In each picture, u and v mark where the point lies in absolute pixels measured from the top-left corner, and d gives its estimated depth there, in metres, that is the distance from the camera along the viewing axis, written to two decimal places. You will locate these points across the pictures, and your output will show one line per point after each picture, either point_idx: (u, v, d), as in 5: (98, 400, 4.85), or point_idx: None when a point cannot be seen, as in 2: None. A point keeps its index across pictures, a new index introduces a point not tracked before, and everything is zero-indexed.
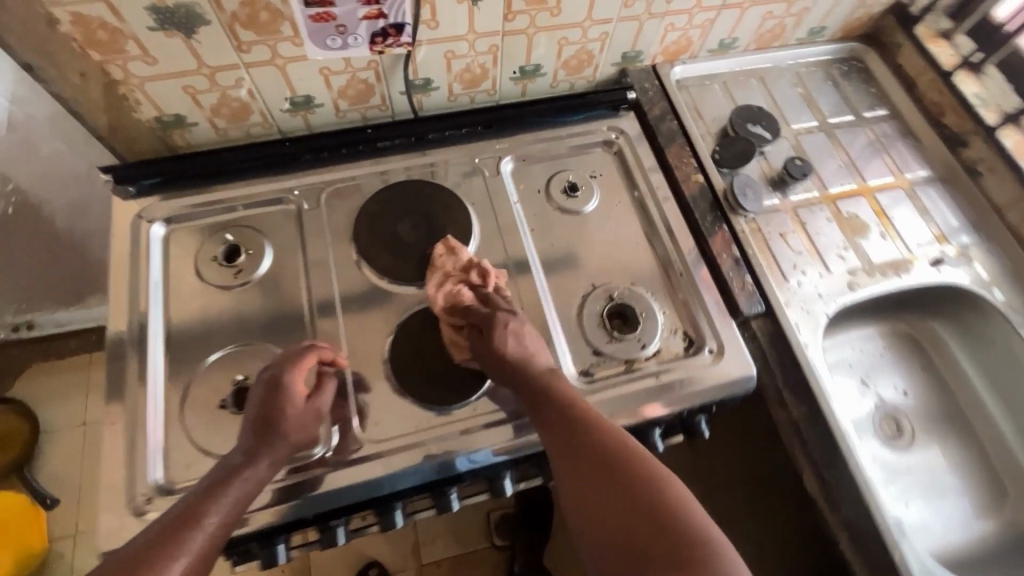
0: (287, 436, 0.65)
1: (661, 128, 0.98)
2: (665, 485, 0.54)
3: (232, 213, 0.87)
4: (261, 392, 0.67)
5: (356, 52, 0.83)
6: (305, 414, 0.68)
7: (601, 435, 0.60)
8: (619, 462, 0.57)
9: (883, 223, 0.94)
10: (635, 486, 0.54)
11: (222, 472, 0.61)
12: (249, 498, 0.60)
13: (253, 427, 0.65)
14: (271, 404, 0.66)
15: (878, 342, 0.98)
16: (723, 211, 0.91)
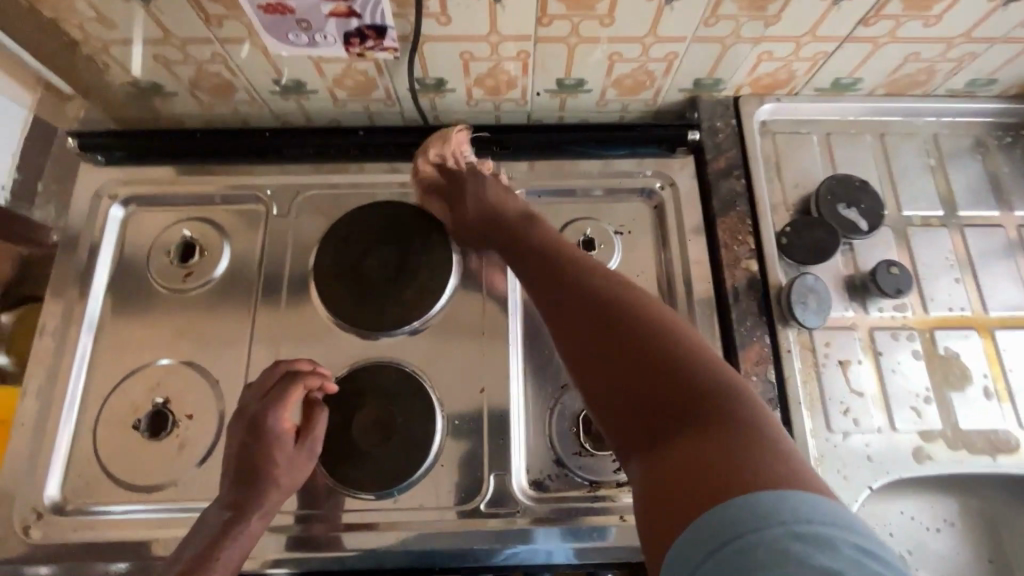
0: (276, 486, 0.61)
1: (720, 187, 0.76)
2: (712, 361, 0.47)
3: (196, 205, 0.79)
4: (243, 439, 0.62)
5: (327, 52, 0.70)
6: (296, 457, 0.63)
7: (621, 290, 0.56)
8: (639, 310, 0.53)
9: (995, 375, 0.70)
10: (662, 339, 0.49)
11: (204, 540, 0.58)
12: (249, 550, 0.59)
13: (237, 485, 0.61)
14: (256, 450, 0.61)
15: (937, 513, 0.76)
16: (769, 317, 0.70)
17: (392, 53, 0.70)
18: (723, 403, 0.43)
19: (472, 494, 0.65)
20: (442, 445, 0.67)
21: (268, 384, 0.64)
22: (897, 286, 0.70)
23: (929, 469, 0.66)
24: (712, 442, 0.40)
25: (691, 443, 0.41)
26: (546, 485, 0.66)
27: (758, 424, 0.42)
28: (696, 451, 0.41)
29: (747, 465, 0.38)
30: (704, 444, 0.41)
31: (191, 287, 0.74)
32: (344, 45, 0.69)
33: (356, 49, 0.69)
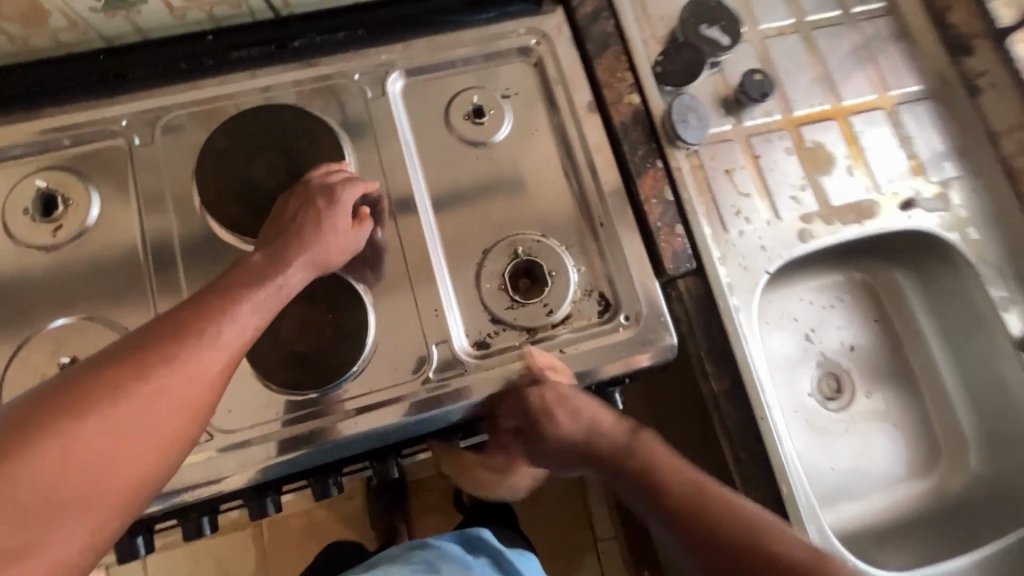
0: (323, 256, 0.63)
1: (591, 30, 0.77)
2: (720, 500, 0.59)
3: (44, 153, 0.71)
4: (288, 208, 0.64)
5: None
6: (319, 240, 0.62)
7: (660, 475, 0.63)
8: (713, 504, 0.59)
9: (854, 155, 0.78)
10: (728, 530, 0.57)
11: (241, 267, 0.58)
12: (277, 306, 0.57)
13: (271, 236, 0.62)
14: (315, 211, 0.64)
15: (829, 291, 0.87)
16: (658, 144, 0.74)
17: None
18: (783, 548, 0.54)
19: (419, 366, 0.67)
20: (379, 331, 0.68)
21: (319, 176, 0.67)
22: (762, 90, 0.76)
23: (813, 245, 0.75)
24: None
25: (697, 533, 0.58)
26: (487, 343, 0.69)
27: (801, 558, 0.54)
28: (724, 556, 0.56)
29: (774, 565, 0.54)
30: None
31: (67, 240, 0.68)
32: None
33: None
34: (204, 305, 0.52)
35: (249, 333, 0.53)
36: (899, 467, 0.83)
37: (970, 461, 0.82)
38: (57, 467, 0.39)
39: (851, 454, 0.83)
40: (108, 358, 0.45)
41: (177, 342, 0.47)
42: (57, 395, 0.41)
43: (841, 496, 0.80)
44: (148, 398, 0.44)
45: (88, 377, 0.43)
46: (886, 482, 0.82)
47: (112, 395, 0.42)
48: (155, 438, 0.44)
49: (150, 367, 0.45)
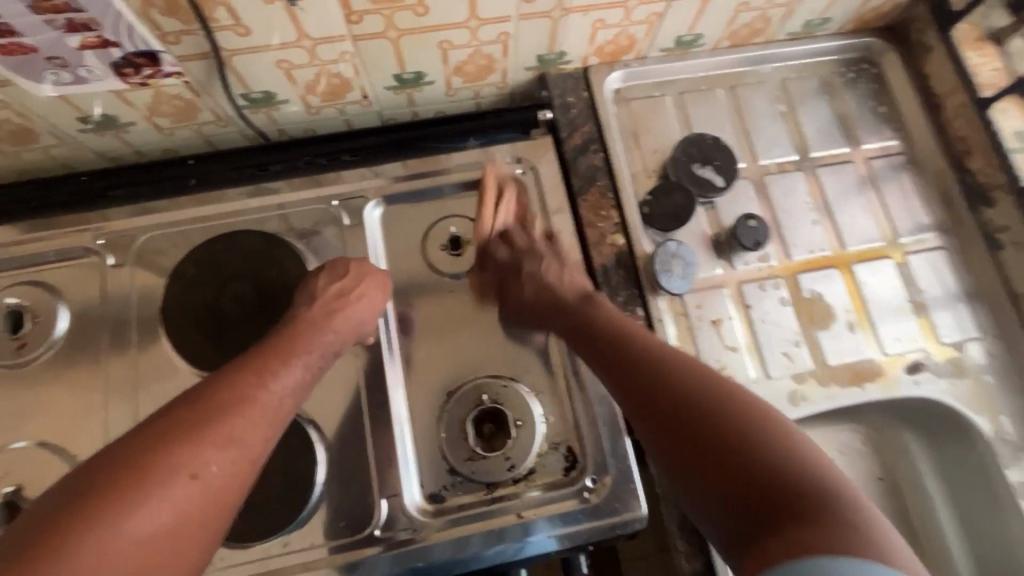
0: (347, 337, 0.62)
1: (579, 162, 0.75)
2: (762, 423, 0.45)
3: (19, 266, 0.71)
4: (339, 278, 0.65)
5: (103, 85, 0.64)
6: (370, 304, 0.65)
7: (642, 343, 0.57)
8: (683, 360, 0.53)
9: (856, 308, 0.73)
10: (730, 417, 0.46)
11: (293, 322, 0.60)
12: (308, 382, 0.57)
13: (323, 297, 0.63)
14: (369, 290, 0.65)
15: (830, 444, 0.78)
16: (640, 289, 0.70)
17: (178, 78, 0.64)
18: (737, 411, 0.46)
19: (368, 520, 0.64)
20: (331, 477, 0.65)
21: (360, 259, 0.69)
22: (755, 238, 0.71)
23: (805, 409, 0.69)
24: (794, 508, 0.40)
25: (718, 454, 0.44)
26: (442, 496, 0.65)
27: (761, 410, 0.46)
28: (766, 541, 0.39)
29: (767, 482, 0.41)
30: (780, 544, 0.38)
31: (30, 357, 0.68)
32: (118, 76, 0.62)
33: (136, 79, 0.63)
34: (251, 369, 0.52)
35: (292, 397, 0.53)
36: None
37: None
38: (126, 554, 0.38)
39: None
40: (162, 432, 0.44)
41: (227, 413, 0.47)
42: (111, 477, 0.41)
43: None
44: (210, 478, 0.44)
45: (146, 454, 0.42)
46: None
47: (177, 474, 0.42)
48: (213, 513, 0.44)
49: (212, 441, 0.45)
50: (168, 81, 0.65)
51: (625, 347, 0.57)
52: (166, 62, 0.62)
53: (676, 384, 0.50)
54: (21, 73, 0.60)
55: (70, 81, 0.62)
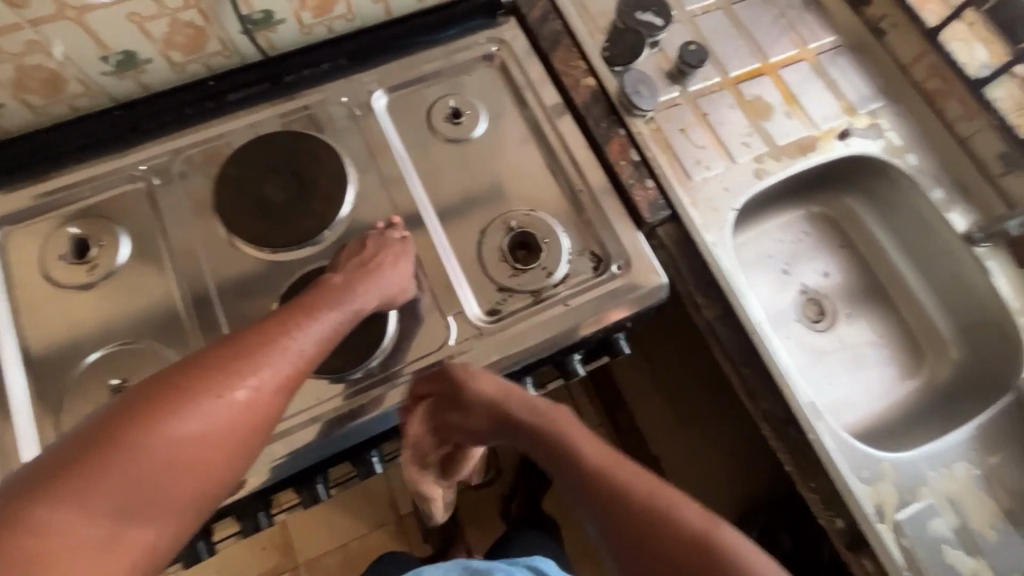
0: (375, 295, 0.66)
1: (543, 31, 0.89)
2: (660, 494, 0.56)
3: (73, 205, 0.79)
4: (361, 250, 0.71)
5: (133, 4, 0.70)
6: (392, 271, 0.69)
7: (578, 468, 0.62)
8: (667, 501, 0.55)
9: (789, 102, 0.89)
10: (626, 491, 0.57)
11: (325, 282, 0.64)
12: (341, 336, 0.61)
13: (347, 268, 0.68)
14: (387, 259, 0.70)
15: (796, 226, 0.97)
16: (618, 115, 0.85)
17: None
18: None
19: (441, 338, 0.74)
20: (399, 315, 0.75)
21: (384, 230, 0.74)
22: (698, 57, 0.86)
23: (768, 180, 0.84)
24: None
25: None
26: (499, 308, 0.76)
27: (738, 554, 0.51)
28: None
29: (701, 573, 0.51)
30: None
31: (103, 275, 0.75)
32: None
33: None
34: (283, 316, 0.56)
35: (319, 345, 0.57)
36: (890, 369, 0.90)
37: (954, 356, 0.88)
38: (158, 462, 0.44)
39: (844, 365, 0.90)
40: (196, 363, 0.49)
41: (255, 349, 0.52)
42: (157, 396, 0.46)
43: (834, 406, 0.86)
44: (234, 403, 0.48)
45: (179, 382, 0.47)
46: (881, 385, 0.89)
47: (202, 398, 0.47)
48: (236, 437, 0.48)
49: (234, 373, 0.49)
50: None
51: (608, 493, 0.58)
52: None
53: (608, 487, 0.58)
54: None
55: None
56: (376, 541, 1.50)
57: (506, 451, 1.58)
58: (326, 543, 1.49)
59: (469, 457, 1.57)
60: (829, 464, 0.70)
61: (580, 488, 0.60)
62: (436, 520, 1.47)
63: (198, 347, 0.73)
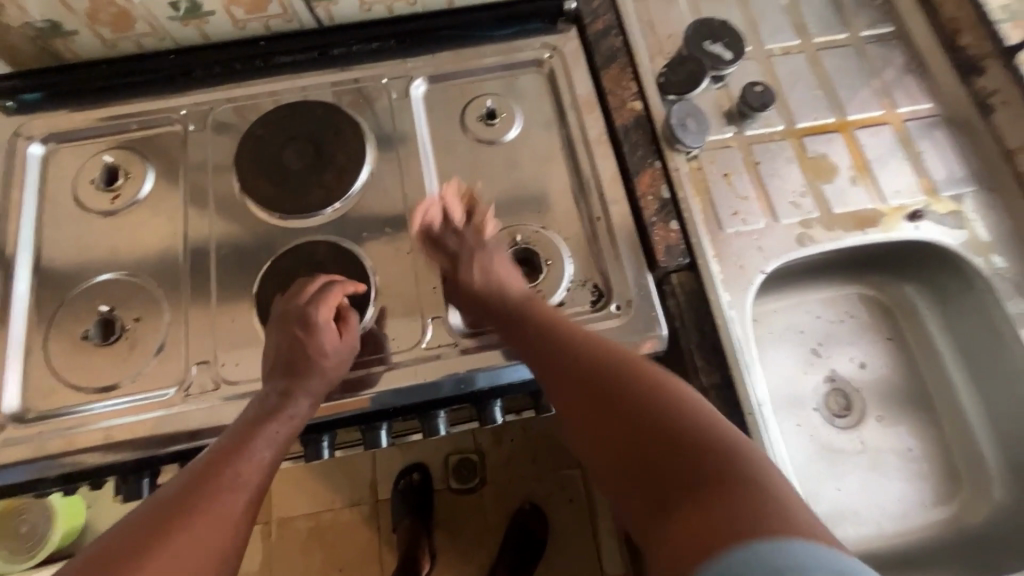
0: (321, 376, 0.63)
1: (600, 45, 0.84)
2: (619, 354, 0.54)
3: (114, 135, 0.83)
4: (281, 343, 0.65)
5: None
6: (337, 350, 0.65)
7: (564, 328, 0.60)
8: (628, 359, 0.53)
9: (858, 167, 0.79)
10: (580, 347, 0.56)
11: (257, 399, 0.61)
12: (296, 432, 0.59)
13: (277, 369, 0.63)
14: (326, 337, 0.65)
15: (840, 306, 0.86)
16: (659, 147, 0.78)
17: None
18: (681, 408, 0.46)
19: (414, 338, 0.71)
20: (380, 305, 0.73)
21: (316, 295, 0.67)
22: (762, 101, 0.78)
23: (812, 249, 0.75)
24: (677, 460, 0.43)
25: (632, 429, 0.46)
26: (482, 322, 0.72)
27: (699, 423, 0.45)
28: (706, 517, 0.38)
29: (662, 433, 0.44)
30: (706, 515, 0.38)
31: (122, 206, 0.78)
32: None
33: None
34: (231, 443, 0.54)
35: (271, 461, 0.55)
36: (915, 492, 0.77)
37: (997, 496, 0.75)
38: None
39: (861, 474, 0.78)
40: (150, 509, 0.46)
41: (215, 483, 0.49)
42: (112, 562, 0.42)
43: (836, 517, 0.75)
44: (207, 542, 0.45)
45: (142, 527, 0.45)
46: (901, 508, 0.76)
47: (169, 536, 0.44)
48: (212, 566, 0.45)
49: (197, 504, 0.47)
50: None
51: (548, 334, 0.60)
52: None
53: (556, 331, 0.60)
54: None
55: None
56: (347, 518, 1.50)
57: (494, 464, 1.54)
58: (301, 506, 1.51)
59: (456, 459, 1.54)
60: None
61: (532, 337, 0.62)
62: (408, 516, 1.44)
63: (186, 292, 0.74)
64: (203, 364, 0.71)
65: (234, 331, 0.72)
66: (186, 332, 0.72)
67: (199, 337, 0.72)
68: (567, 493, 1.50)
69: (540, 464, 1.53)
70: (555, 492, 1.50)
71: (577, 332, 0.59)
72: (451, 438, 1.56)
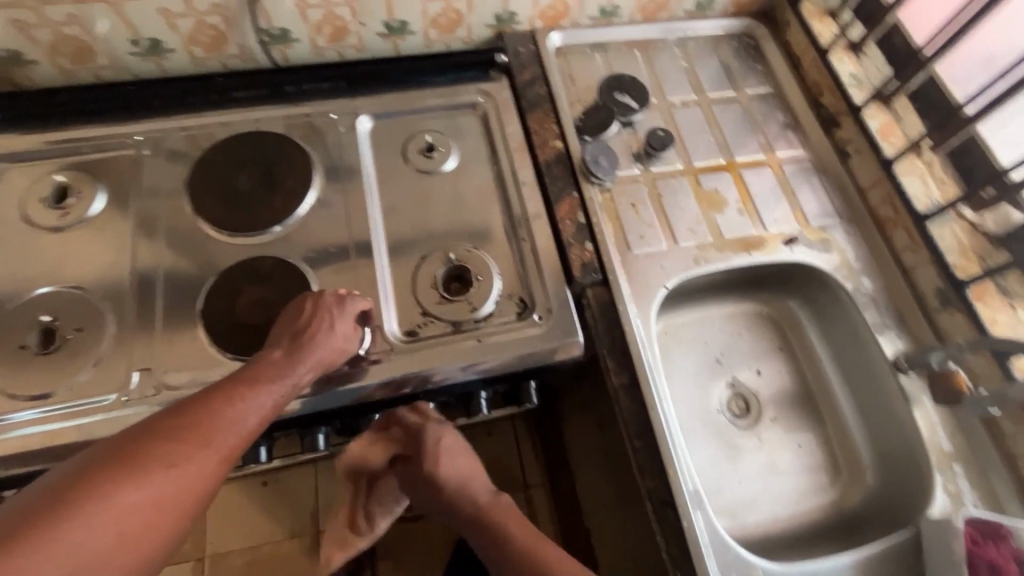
0: (319, 354, 0.68)
1: (527, 93, 0.96)
2: (518, 540, 0.69)
3: (65, 157, 0.87)
4: (302, 312, 0.70)
5: None
6: (339, 334, 0.71)
7: (497, 514, 0.72)
8: (537, 544, 0.68)
9: (744, 201, 0.93)
10: (511, 541, 0.69)
11: (262, 359, 0.65)
12: (286, 400, 0.64)
13: (285, 340, 0.68)
14: (335, 322, 0.71)
15: (738, 320, 0.98)
16: (577, 179, 0.90)
17: None
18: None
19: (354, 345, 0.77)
20: None
21: (342, 295, 0.75)
22: (663, 143, 0.92)
23: (707, 268, 0.87)
24: None
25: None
26: (416, 331, 0.79)
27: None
28: None
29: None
30: None
31: (69, 223, 0.82)
32: None
33: None
34: (225, 393, 0.59)
35: (256, 422, 0.59)
36: (803, 483, 0.87)
37: (869, 484, 0.86)
38: (112, 524, 0.45)
39: (758, 466, 0.88)
40: (143, 434, 0.51)
41: (197, 429, 0.54)
42: (89, 479, 0.47)
43: (735, 507, 0.84)
44: (176, 482, 0.50)
45: (130, 450, 0.50)
46: (792, 496, 0.86)
47: (151, 468, 0.49)
48: (182, 503, 0.50)
49: (185, 445, 0.52)
50: None
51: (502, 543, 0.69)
52: None
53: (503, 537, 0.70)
54: None
55: None
56: (286, 549, 1.47)
57: None
58: (238, 540, 1.47)
59: None
60: (697, 555, 0.69)
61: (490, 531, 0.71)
62: (348, 544, 1.42)
63: (132, 305, 0.78)
64: (145, 372, 0.74)
65: (178, 340, 0.76)
66: (128, 341, 0.76)
67: (142, 347, 0.75)
68: None
69: None
70: None
71: (497, 509, 0.73)
72: None
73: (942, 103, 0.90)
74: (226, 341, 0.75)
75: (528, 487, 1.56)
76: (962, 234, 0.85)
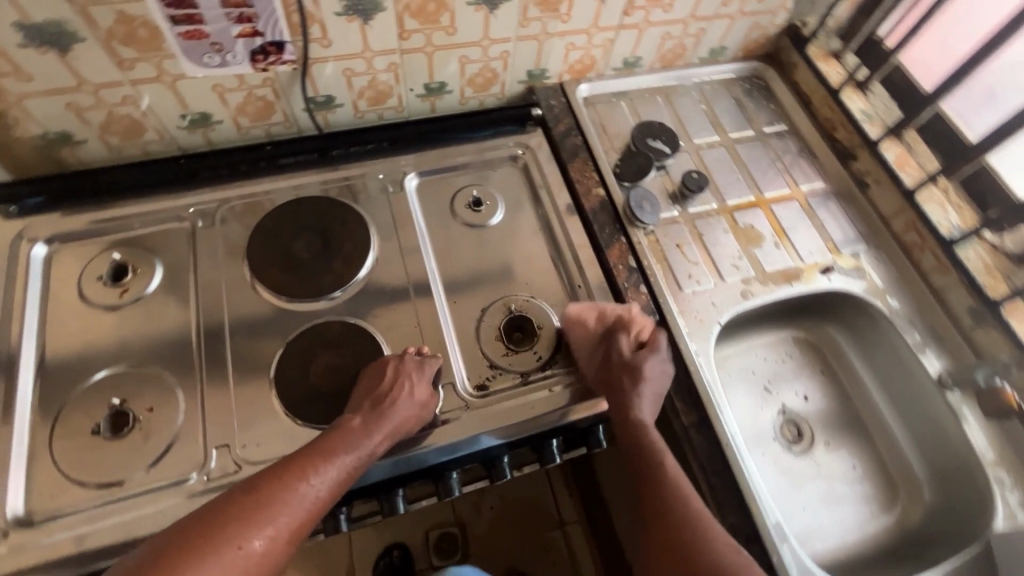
0: (392, 422, 0.69)
1: (564, 144, 1.00)
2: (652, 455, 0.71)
3: (119, 233, 0.87)
4: (384, 376, 0.72)
5: (236, 70, 0.82)
6: (414, 400, 0.72)
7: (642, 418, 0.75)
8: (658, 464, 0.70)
9: (778, 234, 0.98)
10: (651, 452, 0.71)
11: (340, 426, 0.67)
12: (358, 470, 0.65)
13: (363, 406, 0.69)
14: (413, 387, 0.72)
15: (780, 347, 1.02)
16: (622, 224, 0.93)
17: (290, 66, 0.84)
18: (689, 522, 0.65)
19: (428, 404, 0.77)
20: None
21: (417, 358, 0.76)
22: (699, 184, 0.96)
23: (754, 302, 0.91)
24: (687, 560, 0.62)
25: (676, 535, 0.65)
26: (488, 384, 0.80)
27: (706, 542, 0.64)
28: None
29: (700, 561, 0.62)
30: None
31: (129, 301, 0.81)
32: (250, 62, 0.81)
33: (261, 65, 0.83)
34: (298, 465, 0.61)
35: (326, 497, 0.62)
36: (862, 504, 0.90)
37: (927, 499, 0.90)
38: None
39: (819, 492, 0.90)
40: (216, 513, 0.56)
41: (263, 506, 0.57)
42: (158, 562, 0.51)
43: (805, 533, 0.86)
44: (236, 563, 0.53)
45: (200, 532, 0.54)
46: (855, 518, 0.89)
47: (219, 553, 0.53)
48: None
49: (249, 524, 0.56)
50: (282, 67, 0.84)
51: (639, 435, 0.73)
52: (290, 51, 0.83)
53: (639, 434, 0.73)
54: (182, 50, 0.77)
55: (213, 62, 0.79)
56: None
57: (476, 534, 1.53)
58: None
59: (437, 534, 1.52)
60: None
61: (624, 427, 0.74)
62: None
63: (200, 380, 0.77)
64: (223, 448, 0.73)
65: (252, 413, 0.75)
66: (201, 417, 0.75)
67: (217, 423, 0.74)
68: (550, 556, 1.51)
69: (520, 528, 1.54)
70: (538, 555, 1.51)
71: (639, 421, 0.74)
72: (431, 512, 1.54)
73: (951, 138, 0.98)
74: (302, 409, 0.75)
75: (565, 524, 1.55)
76: (985, 255, 0.91)
